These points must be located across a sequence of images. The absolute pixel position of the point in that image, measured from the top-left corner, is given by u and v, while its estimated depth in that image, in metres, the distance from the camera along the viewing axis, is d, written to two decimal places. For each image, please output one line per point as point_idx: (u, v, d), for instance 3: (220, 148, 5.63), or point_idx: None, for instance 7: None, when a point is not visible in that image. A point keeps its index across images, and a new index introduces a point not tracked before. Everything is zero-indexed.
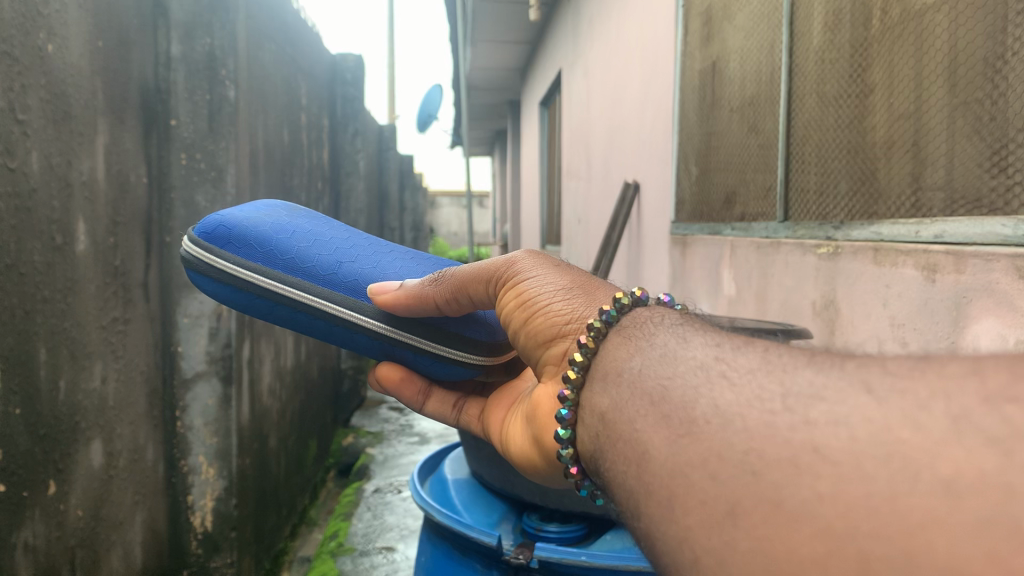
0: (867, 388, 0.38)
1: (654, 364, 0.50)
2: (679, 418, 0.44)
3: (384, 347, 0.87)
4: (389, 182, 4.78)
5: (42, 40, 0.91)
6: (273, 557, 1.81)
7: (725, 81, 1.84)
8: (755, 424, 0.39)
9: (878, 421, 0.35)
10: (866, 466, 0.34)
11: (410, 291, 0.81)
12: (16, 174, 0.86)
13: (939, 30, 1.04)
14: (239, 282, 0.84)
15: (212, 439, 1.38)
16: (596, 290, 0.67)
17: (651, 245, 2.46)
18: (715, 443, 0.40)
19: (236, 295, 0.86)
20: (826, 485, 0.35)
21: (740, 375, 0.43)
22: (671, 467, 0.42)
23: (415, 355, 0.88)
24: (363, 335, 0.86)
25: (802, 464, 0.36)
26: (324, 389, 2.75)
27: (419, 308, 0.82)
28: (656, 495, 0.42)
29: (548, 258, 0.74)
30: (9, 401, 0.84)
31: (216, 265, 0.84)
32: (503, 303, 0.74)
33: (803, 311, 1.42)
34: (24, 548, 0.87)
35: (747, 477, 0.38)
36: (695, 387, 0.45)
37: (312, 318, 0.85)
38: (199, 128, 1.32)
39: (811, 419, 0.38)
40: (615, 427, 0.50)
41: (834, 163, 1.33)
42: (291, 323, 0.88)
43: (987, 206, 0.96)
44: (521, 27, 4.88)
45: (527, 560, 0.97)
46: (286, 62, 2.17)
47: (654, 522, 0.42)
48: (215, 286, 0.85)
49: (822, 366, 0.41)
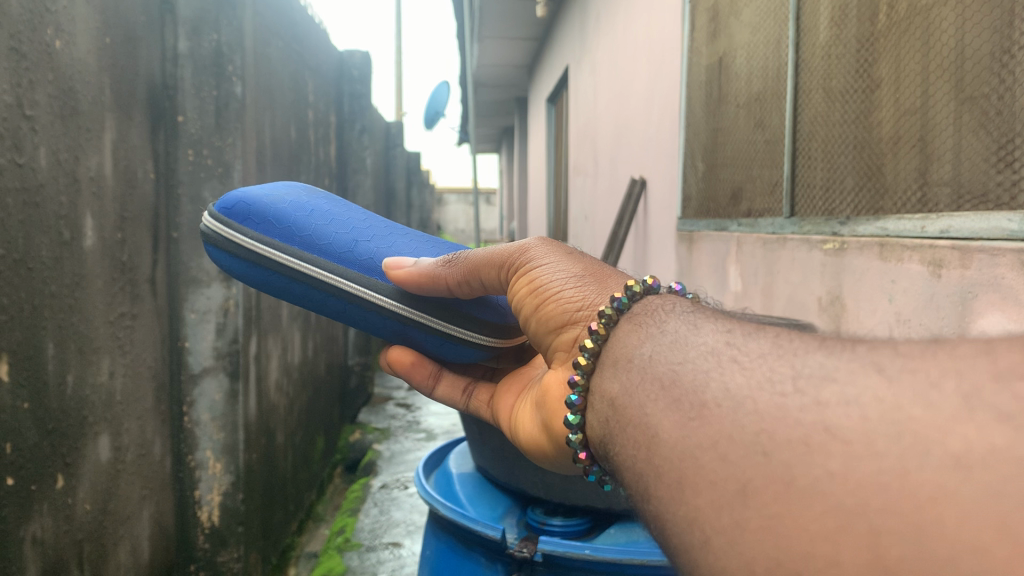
0: (877, 368, 0.37)
1: (665, 350, 0.49)
2: (690, 402, 0.43)
3: (395, 327, 0.87)
4: (395, 179, 4.77)
5: (49, 36, 0.91)
6: (280, 552, 1.82)
7: (732, 76, 1.82)
8: (765, 406, 0.39)
9: (889, 400, 0.35)
10: (877, 443, 0.34)
11: (424, 271, 0.82)
12: (24, 170, 0.86)
13: (946, 25, 1.02)
14: (255, 257, 0.84)
15: (218, 434, 1.38)
16: (608, 278, 0.67)
17: (657, 241, 2.44)
18: (725, 425, 0.40)
19: (251, 271, 0.86)
20: (838, 463, 0.34)
21: (752, 359, 0.43)
22: (681, 450, 0.41)
23: (425, 336, 0.87)
24: (375, 313, 0.85)
25: (813, 444, 0.35)
26: (332, 386, 2.76)
27: (431, 289, 0.83)
28: (664, 479, 0.42)
29: (560, 245, 0.73)
30: (17, 396, 0.85)
31: (234, 240, 0.85)
32: (514, 290, 0.74)
33: (809, 307, 1.40)
34: (33, 541, 0.88)
35: (758, 458, 0.37)
36: (706, 371, 0.44)
37: (325, 296, 0.85)
38: (206, 125, 1.32)
39: (822, 399, 0.37)
40: (624, 413, 0.50)
41: (841, 158, 1.32)
42: (305, 302, 0.87)
43: (993, 200, 0.95)
44: (528, 24, 4.86)
45: (532, 553, 0.97)
46: (293, 59, 2.17)
47: (664, 505, 0.41)
48: (232, 263, 0.86)
49: (833, 349, 0.40)
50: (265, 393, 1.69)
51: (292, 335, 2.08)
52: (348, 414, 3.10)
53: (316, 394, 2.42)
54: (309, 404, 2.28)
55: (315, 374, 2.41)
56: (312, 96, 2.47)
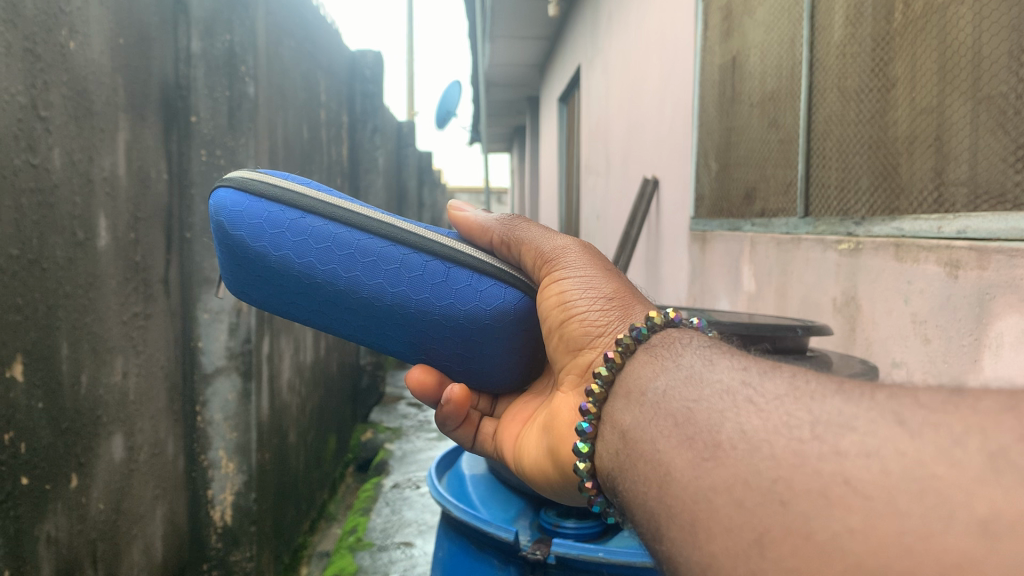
0: (899, 420, 0.38)
1: (679, 385, 0.51)
2: (703, 441, 0.44)
3: (444, 277, 0.75)
4: (406, 179, 4.77)
5: (64, 38, 0.92)
6: (292, 551, 1.82)
7: (745, 75, 1.80)
8: (782, 453, 0.40)
9: (911, 455, 0.36)
10: (900, 502, 0.34)
11: (480, 220, 0.81)
12: (39, 170, 0.87)
13: (963, 23, 1.00)
14: (289, 197, 0.74)
15: (231, 434, 1.39)
16: (633, 304, 0.71)
17: (669, 241, 2.43)
18: (741, 469, 0.41)
19: (275, 214, 0.73)
20: (858, 519, 0.35)
21: (768, 401, 0.44)
22: (695, 491, 0.43)
23: (473, 280, 0.75)
24: (423, 257, 0.75)
25: (832, 496, 0.36)
26: (344, 386, 2.77)
27: (479, 241, 0.82)
28: (678, 519, 0.43)
29: (594, 258, 0.76)
30: (32, 396, 0.85)
31: (267, 183, 0.75)
32: (538, 299, 0.76)
33: (824, 308, 1.39)
34: (47, 540, 0.88)
35: (775, 506, 0.38)
36: (721, 411, 0.45)
37: (367, 236, 0.74)
38: (219, 125, 1.33)
39: (841, 449, 0.38)
40: (636, 447, 0.51)
41: (856, 158, 1.29)
42: (332, 249, 0.73)
43: (1011, 200, 0.92)
44: (539, 22, 4.83)
45: (544, 555, 0.96)
46: (305, 58, 2.16)
47: (677, 547, 0.43)
48: (250, 204, 0.73)
49: (851, 395, 0.41)
50: (278, 394, 1.70)
51: (305, 335, 2.08)
52: (359, 413, 3.10)
53: (328, 393, 2.42)
54: (321, 404, 2.28)
55: (327, 374, 2.42)
56: (324, 95, 2.48)
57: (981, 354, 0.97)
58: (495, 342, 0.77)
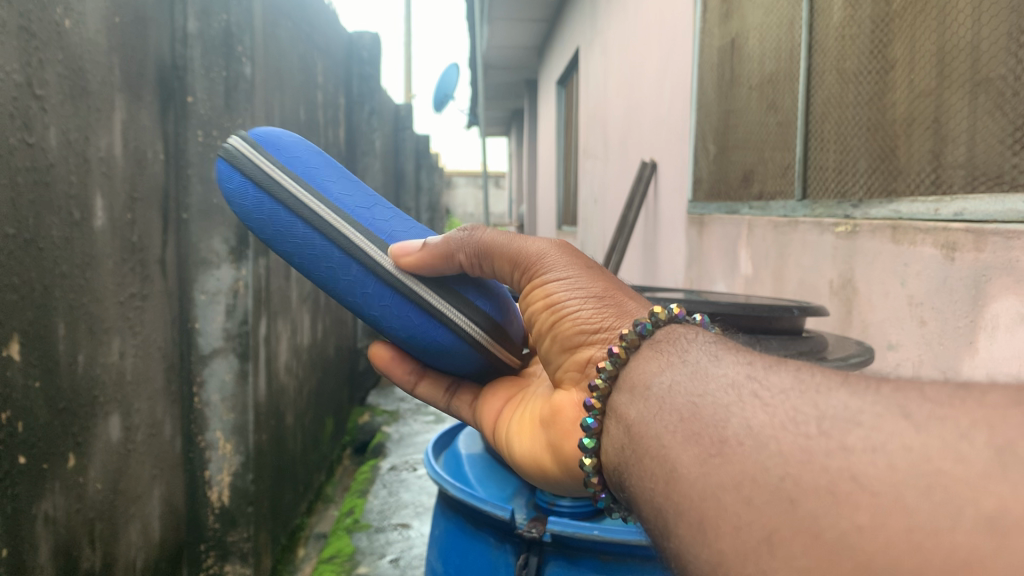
0: (905, 414, 0.38)
1: (685, 380, 0.51)
2: (710, 438, 0.45)
3: (383, 297, 0.77)
4: (404, 161, 4.74)
5: (59, 14, 0.90)
6: (289, 532, 1.83)
7: (744, 58, 1.78)
8: (789, 449, 0.40)
9: (918, 450, 0.36)
10: (908, 498, 0.35)
11: (439, 248, 0.75)
12: (34, 149, 0.86)
13: (963, 3, 0.99)
14: (269, 184, 0.78)
15: (228, 415, 1.40)
16: (622, 298, 0.70)
17: (667, 224, 2.42)
18: (749, 466, 0.41)
19: (255, 201, 0.78)
20: (866, 517, 0.35)
21: (773, 396, 0.44)
22: (703, 488, 0.43)
23: (408, 308, 0.77)
24: (371, 274, 0.77)
25: (839, 493, 0.37)
26: (341, 368, 2.77)
27: (439, 269, 0.77)
28: (687, 516, 0.44)
29: (575, 253, 0.75)
30: (29, 375, 0.85)
31: (257, 162, 0.79)
32: (528, 302, 0.76)
33: (822, 292, 1.39)
34: (45, 519, 0.89)
35: (784, 504, 0.38)
36: (726, 407, 0.45)
37: (326, 241, 0.77)
38: (215, 105, 1.31)
39: (847, 445, 0.38)
40: (641, 442, 0.51)
41: (855, 140, 1.29)
42: (298, 246, 0.78)
43: (1009, 182, 0.92)
44: (538, 4, 4.79)
45: (540, 534, 0.97)
46: (301, 38, 2.14)
47: (686, 545, 0.43)
48: (240, 184, 0.79)
49: (856, 389, 0.42)
50: (275, 375, 1.70)
51: (302, 317, 2.08)
52: (356, 396, 3.11)
53: (325, 376, 2.42)
54: (319, 386, 2.29)
55: (324, 357, 2.42)
56: (321, 77, 2.45)
57: (976, 336, 0.98)
58: (430, 356, 0.82)
